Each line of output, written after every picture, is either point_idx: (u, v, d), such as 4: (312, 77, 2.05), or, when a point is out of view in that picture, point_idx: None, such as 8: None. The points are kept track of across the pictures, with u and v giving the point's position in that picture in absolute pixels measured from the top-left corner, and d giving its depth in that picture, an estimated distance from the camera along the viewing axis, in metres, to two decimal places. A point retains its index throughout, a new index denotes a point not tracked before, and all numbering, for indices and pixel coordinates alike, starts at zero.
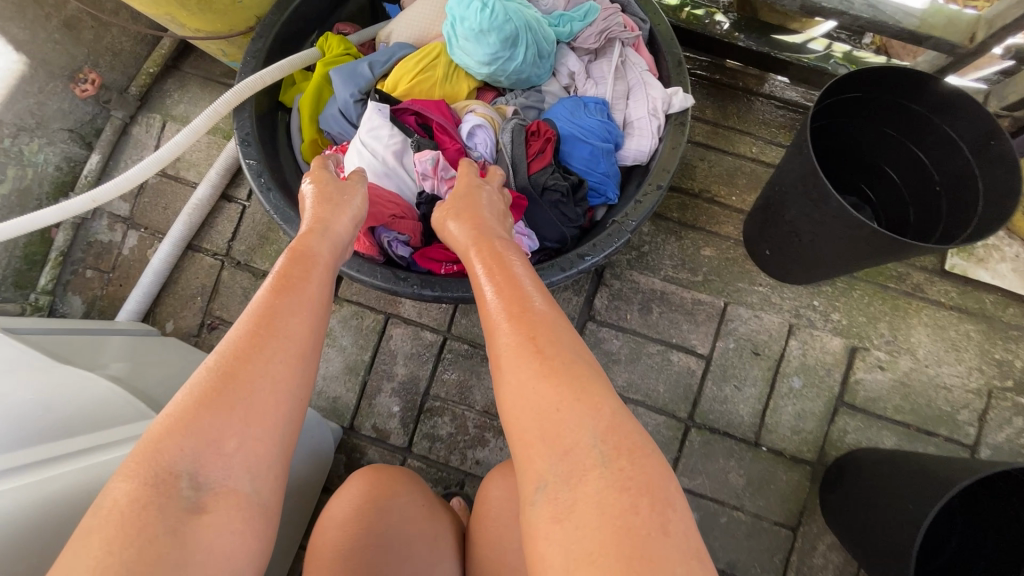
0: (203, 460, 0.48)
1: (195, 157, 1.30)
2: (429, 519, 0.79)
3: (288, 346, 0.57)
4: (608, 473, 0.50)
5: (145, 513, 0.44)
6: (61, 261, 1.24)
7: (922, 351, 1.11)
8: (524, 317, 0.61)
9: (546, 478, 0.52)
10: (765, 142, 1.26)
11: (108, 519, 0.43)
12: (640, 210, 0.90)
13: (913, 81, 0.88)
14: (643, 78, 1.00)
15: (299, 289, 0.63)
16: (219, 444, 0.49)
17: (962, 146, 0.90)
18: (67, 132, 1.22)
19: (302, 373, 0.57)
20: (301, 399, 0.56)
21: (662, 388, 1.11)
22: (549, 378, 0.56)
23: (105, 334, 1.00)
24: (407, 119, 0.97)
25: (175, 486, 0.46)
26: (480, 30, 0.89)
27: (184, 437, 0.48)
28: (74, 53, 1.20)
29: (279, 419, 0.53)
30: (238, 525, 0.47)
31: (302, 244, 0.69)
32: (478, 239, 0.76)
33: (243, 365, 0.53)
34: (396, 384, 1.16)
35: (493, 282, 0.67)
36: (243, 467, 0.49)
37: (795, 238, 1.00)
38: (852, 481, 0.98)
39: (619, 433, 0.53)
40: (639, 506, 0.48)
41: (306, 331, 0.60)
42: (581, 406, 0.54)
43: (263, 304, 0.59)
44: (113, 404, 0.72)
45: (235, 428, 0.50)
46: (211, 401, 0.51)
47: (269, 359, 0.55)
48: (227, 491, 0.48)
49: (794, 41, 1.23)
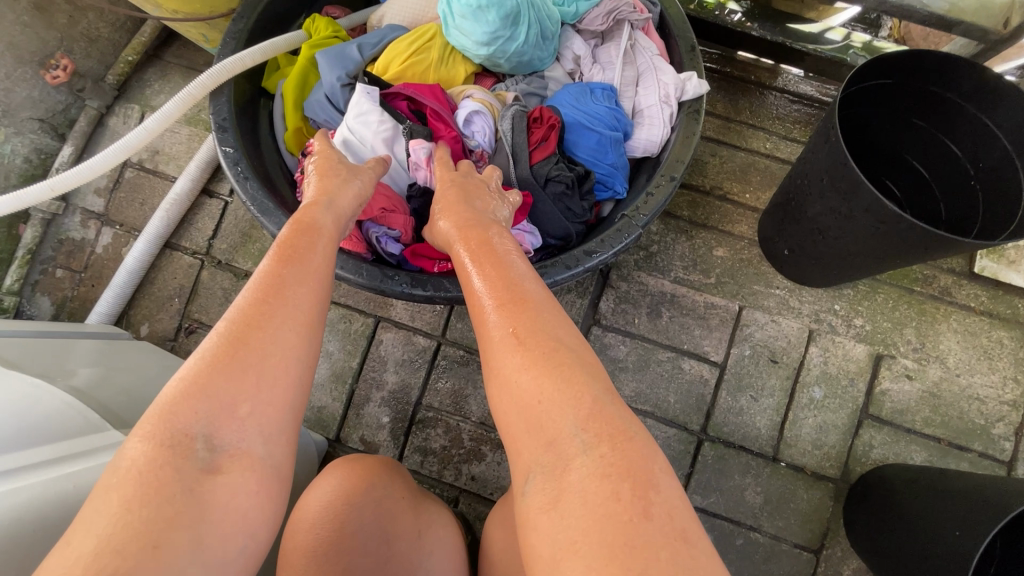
0: (217, 423, 0.45)
1: (175, 149, 1.22)
2: (416, 516, 0.71)
3: (296, 314, 0.53)
4: (589, 461, 0.44)
5: (161, 473, 0.42)
6: (29, 259, 1.16)
7: (952, 360, 1.04)
8: (512, 305, 0.55)
9: (532, 470, 0.46)
10: (779, 138, 1.19)
11: (124, 480, 0.41)
12: (651, 205, 0.83)
13: (949, 66, 0.82)
14: (654, 63, 0.93)
15: (306, 256, 0.59)
16: (231, 408, 0.46)
17: (999, 136, 0.83)
18: (37, 122, 1.14)
19: (311, 340, 0.54)
20: (310, 364, 0.53)
21: (672, 398, 1.03)
22: (529, 369, 0.49)
23: (73, 336, 0.91)
24: (398, 105, 0.90)
25: (190, 448, 0.44)
26: (478, 6, 0.84)
27: (197, 401, 0.45)
28: (46, 37, 1.12)
29: (290, 384, 0.50)
30: (256, 486, 0.45)
31: (310, 212, 0.66)
32: (464, 227, 0.69)
33: (250, 331, 0.50)
34: (386, 393, 1.08)
35: (482, 272, 0.60)
36: (257, 431, 0.47)
37: (819, 236, 0.92)
38: (880, 501, 0.89)
39: (601, 418, 0.46)
40: (620, 493, 0.42)
41: (314, 296, 0.56)
42: (561, 394, 0.47)
43: (268, 270, 0.55)
44: (65, 413, 0.62)
45: (248, 393, 0.47)
46: (224, 365, 0.48)
47: (278, 326, 0.51)
48: (241, 454, 0.45)
49: (811, 31, 1.17)
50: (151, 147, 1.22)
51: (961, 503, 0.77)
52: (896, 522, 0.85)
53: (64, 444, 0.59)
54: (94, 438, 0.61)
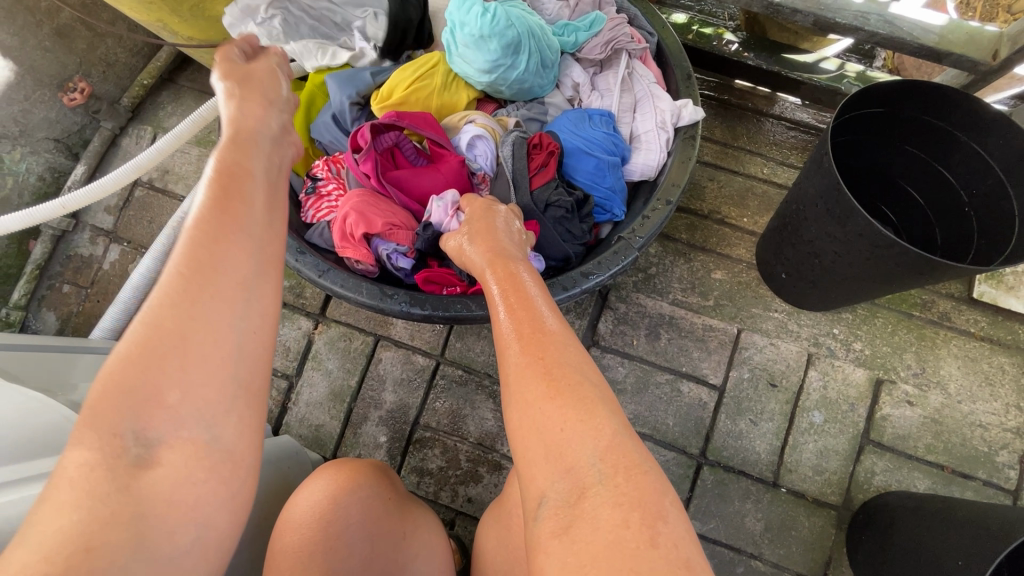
0: (146, 416, 0.38)
1: (185, 169, 1.25)
2: (401, 519, 0.70)
3: (219, 278, 0.42)
4: (604, 490, 0.44)
5: (92, 475, 0.37)
6: (37, 274, 1.18)
7: (953, 386, 1.03)
8: (532, 339, 0.55)
9: (548, 494, 0.46)
10: (777, 163, 1.21)
11: (57, 486, 0.36)
12: (648, 227, 0.84)
13: (940, 96, 0.84)
14: (651, 90, 0.96)
15: (237, 200, 0.46)
16: (158, 399, 0.39)
17: (991, 163, 0.84)
18: (52, 142, 1.17)
19: (248, 303, 0.43)
20: (256, 330, 0.43)
21: (671, 421, 1.03)
22: (552, 398, 0.49)
23: (75, 351, 0.91)
24: (392, 134, 0.88)
25: (121, 447, 0.38)
26: (480, 35, 0.86)
27: (118, 397, 0.38)
28: (66, 62, 1.15)
29: (230, 360, 0.41)
30: (202, 476, 0.39)
31: (236, 149, 0.50)
32: (490, 254, 0.71)
33: (167, 308, 0.40)
34: (384, 412, 1.08)
35: (506, 304, 0.60)
36: (196, 416, 0.39)
37: (815, 259, 0.93)
38: (884, 529, 0.87)
39: (619, 451, 0.46)
40: (630, 521, 0.42)
41: (248, 248, 0.44)
42: (581, 425, 0.48)
43: (187, 230, 0.43)
44: (63, 428, 0.62)
45: (175, 381, 0.39)
46: (140, 355, 0.39)
47: (201, 299, 0.41)
48: (181, 443, 0.39)
49: (804, 61, 1.20)
50: (161, 167, 1.25)
51: (965, 533, 0.75)
52: (897, 551, 0.84)
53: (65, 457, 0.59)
54: None
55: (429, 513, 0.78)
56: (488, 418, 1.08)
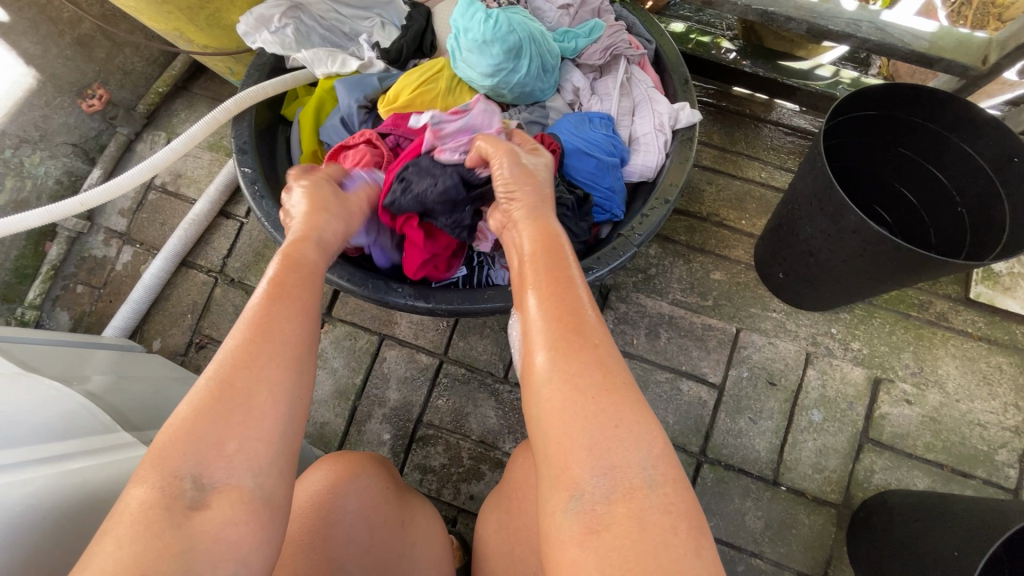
0: (207, 462, 0.45)
1: (197, 173, 1.29)
2: (400, 507, 0.71)
3: (283, 350, 0.52)
4: (655, 495, 0.45)
5: (149, 512, 0.42)
6: (52, 274, 1.21)
7: (951, 385, 1.04)
8: (578, 328, 0.54)
9: (587, 489, 0.46)
10: (774, 168, 1.23)
11: (118, 521, 0.42)
12: (647, 225, 0.86)
13: (930, 99, 0.86)
14: (650, 94, 0.99)
15: (300, 287, 0.59)
16: (219, 448, 0.45)
17: (982, 164, 0.86)
18: (70, 146, 1.21)
19: (300, 372, 0.53)
20: (303, 397, 0.52)
21: (671, 419, 1.04)
22: (609, 393, 0.50)
23: (88, 347, 0.93)
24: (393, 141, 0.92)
25: (178, 488, 0.44)
26: (483, 40, 0.90)
27: (187, 443, 0.45)
28: (85, 69, 1.20)
29: (281, 420, 0.49)
30: (242, 518, 0.44)
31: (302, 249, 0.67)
32: (524, 212, 0.71)
33: (240, 370, 0.49)
34: (388, 411, 1.09)
35: (544, 288, 0.58)
36: (247, 465, 0.46)
37: (810, 258, 0.95)
38: (885, 527, 0.88)
39: (669, 460, 0.48)
40: (678, 528, 0.44)
41: (305, 331, 0.55)
42: (641, 428, 0.48)
43: (257, 308, 0.54)
44: (80, 414, 0.64)
45: (236, 430, 0.46)
46: (211, 409, 0.47)
47: (264, 365, 0.50)
48: (229, 489, 0.44)
49: (801, 68, 1.23)
50: (174, 171, 1.29)
51: (960, 526, 0.76)
52: (896, 549, 0.84)
53: (79, 442, 0.61)
54: (98, 437, 0.63)
55: (434, 513, 0.79)
56: (491, 416, 1.09)
